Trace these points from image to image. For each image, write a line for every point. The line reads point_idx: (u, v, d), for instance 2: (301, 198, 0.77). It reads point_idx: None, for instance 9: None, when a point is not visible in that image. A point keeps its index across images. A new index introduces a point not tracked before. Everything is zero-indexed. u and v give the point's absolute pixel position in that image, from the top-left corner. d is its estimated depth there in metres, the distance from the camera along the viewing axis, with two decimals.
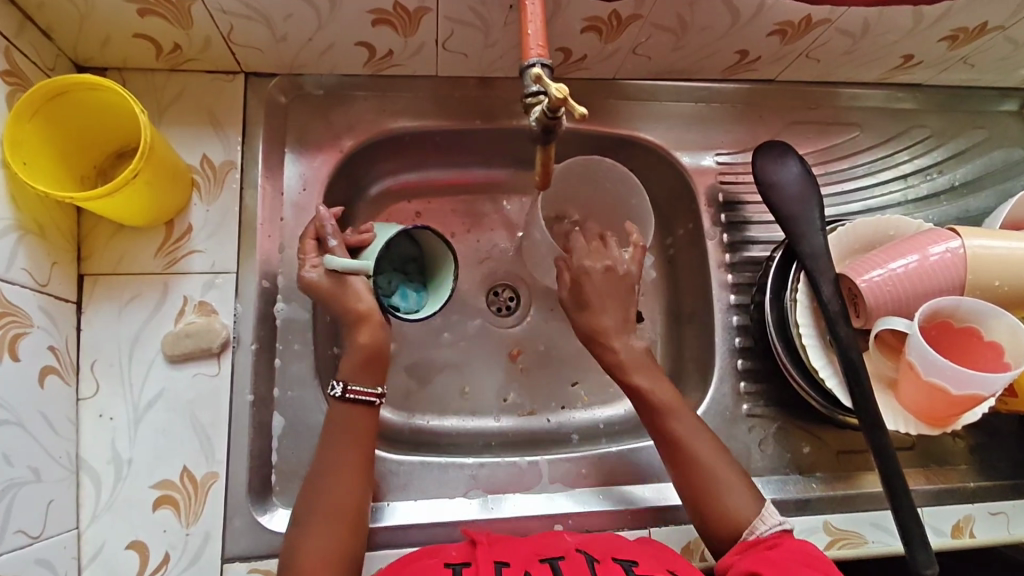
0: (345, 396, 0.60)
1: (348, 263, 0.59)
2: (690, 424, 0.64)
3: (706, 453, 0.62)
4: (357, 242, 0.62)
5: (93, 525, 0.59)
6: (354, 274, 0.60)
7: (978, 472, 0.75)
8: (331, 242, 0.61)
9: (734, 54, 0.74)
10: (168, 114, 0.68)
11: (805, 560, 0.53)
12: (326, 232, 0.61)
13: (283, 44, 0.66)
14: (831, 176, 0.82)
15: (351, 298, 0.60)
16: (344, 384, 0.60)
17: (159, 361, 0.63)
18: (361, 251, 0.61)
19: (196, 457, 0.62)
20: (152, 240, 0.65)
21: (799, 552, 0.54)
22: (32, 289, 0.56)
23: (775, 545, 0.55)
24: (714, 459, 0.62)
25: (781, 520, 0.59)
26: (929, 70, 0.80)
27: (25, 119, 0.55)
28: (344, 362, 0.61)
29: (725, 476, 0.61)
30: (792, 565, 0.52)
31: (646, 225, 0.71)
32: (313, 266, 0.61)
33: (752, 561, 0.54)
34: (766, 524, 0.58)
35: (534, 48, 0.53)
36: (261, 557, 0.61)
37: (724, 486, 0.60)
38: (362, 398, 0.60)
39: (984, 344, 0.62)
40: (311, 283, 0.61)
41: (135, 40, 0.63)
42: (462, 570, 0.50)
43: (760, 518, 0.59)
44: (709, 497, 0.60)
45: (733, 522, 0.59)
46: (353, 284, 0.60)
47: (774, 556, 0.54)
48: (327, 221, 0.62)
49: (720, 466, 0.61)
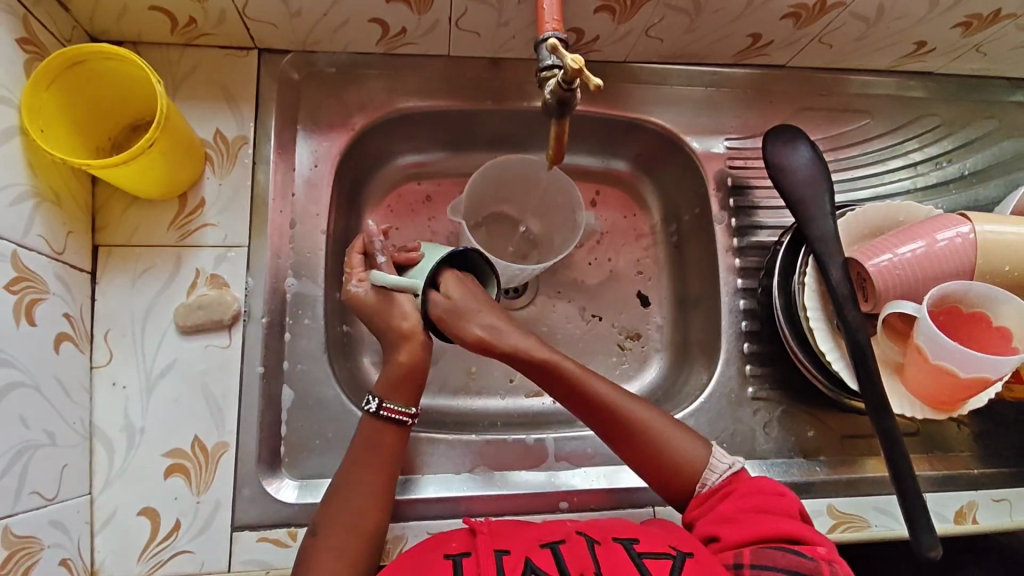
0: (378, 412, 0.61)
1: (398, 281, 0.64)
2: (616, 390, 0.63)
3: (640, 413, 0.62)
4: (404, 260, 0.66)
5: (105, 492, 0.60)
6: (401, 292, 0.65)
7: (981, 459, 0.75)
8: (380, 258, 0.65)
9: (747, 37, 0.74)
10: (182, 88, 0.69)
11: (758, 507, 0.55)
12: (375, 249, 0.65)
13: (298, 20, 0.66)
14: (840, 162, 0.81)
15: (395, 315, 0.64)
16: (379, 400, 0.62)
17: (172, 332, 0.64)
18: (409, 269, 0.66)
19: (207, 426, 0.63)
20: (165, 213, 0.66)
21: (754, 498, 0.56)
22: (48, 256, 0.57)
23: (730, 494, 0.57)
24: (650, 418, 0.62)
25: (731, 462, 0.60)
26: (942, 58, 0.80)
27: (42, 88, 0.55)
28: (380, 381, 0.64)
29: (665, 432, 0.61)
30: (749, 515, 0.54)
31: (575, 224, 0.79)
32: (359, 281, 0.66)
33: (712, 520, 0.56)
34: (716, 474, 0.59)
35: (549, 22, 0.55)
36: (270, 526, 0.62)
37: (666, 442, 0.61)
38: (395, 416, 0.61)
39: (993, 330, 0.62)
40: (355, 296, 0.65)
41: (151, 12, 0.63)
42: (463, 560, 0.49)
43: (710, 467, 0.60)
44: (655, 453, 0.61)
45: (685, 472, 0.60)
46: (400, 301, 0.65)
47: (731, 511, 0.56)
48: (376, 238, 0.65)
49: (657, 423, 0.62)
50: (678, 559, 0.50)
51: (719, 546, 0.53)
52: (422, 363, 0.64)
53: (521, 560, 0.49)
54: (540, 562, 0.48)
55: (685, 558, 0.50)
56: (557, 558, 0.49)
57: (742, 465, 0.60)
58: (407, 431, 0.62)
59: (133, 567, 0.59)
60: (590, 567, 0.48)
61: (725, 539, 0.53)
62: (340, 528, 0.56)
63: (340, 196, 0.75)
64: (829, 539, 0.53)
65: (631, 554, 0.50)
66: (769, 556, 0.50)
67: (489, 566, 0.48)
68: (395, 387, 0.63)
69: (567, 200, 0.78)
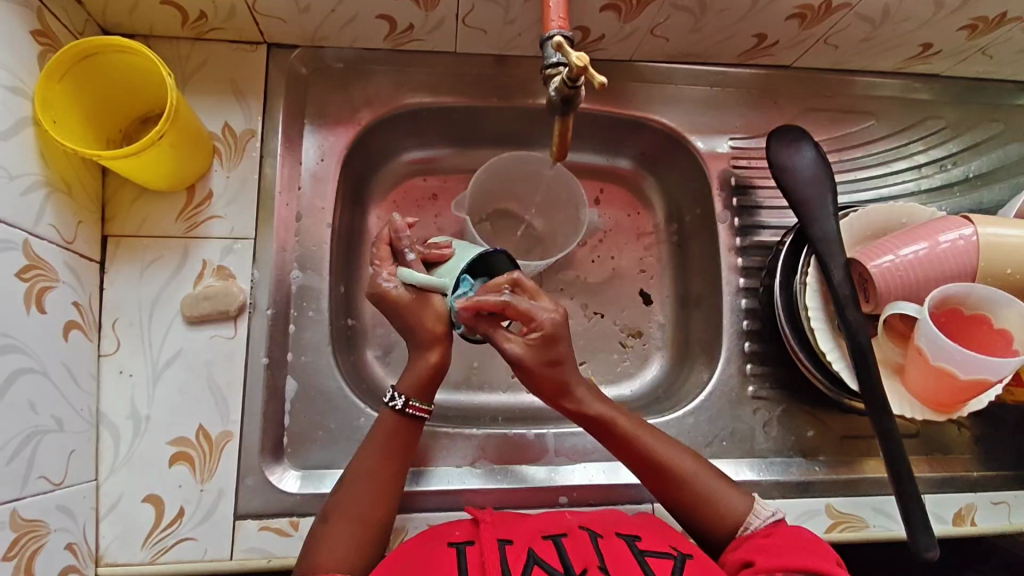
0: (403, 410, 0.61)
1: (428, 280, 0.60)
2: (666, 442, 0.63)
3: (688, 465, 0.61)
4: (435, 257, 0.62)
5: (111, 478, 0.61)
6: (431, 291, 0.61)
7: (980, 462, 0.76)
8: (410, 254, 0.61)
9: (752, 38, 0.75)
10: (191, 82, 0.69)
11: (797, 543, 0.53)
12: (403, 244, 0.61)
13: (306, 15, 0.67)
14: (844, 164, 0.82)
15: (428, 318, 0.60)
16: (405, 397, 0.61)
17: (178, 322, 0.65)
18: (439, 266, 0.62)
19: (212, 415, 0.63)
20: (173, 205, 0.67)
21: (793, 536, 0.55)
22: (58, 245, 0.58)
23: (772, 534, 0.56)
24: (697, 469, 0.61)
25: (774, 511, 0.59)
26: (948, 60, 0.80)
27: (54, 80, 0.56)
28: (405, 376, 0.62)
29: (710, 482, 0.61)
30: (785, 550, 0.53)
31: (581, 226, 0.80)
32: (388, 277, 0.61)
33: (747, 551, 0.55)
34: (760, 518, 0.59)
35: (555, 19, 0.55)
36: (273, 515, 0.62)
37: (711, 490, 0.61)
38: (417, 414, 0.61)
39: (993, 332, 0.62)
40: (385, 294, 0.60)
41: (162, 6, 0.64)
42: (466, 549, 0.50)
43: (754, 513, 0.59)
44: (701, 504, 0.60)
45: (728, 521, 0.59)
46: (434, 302, 0.61)
47: (769, 544, 0.55)
48: (404, 232, 0.62)
49: (702, 474, 0.61)
50: (679, 559, 0.51)
51: (751, 569, 0.52)
52: (450, 362, 0.63)
53: (524, 551, 0.49)
54: (544, 554, 0.49)
55: (685, 559, 0.51)
56: (559, 549, 0.50)
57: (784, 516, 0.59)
58: (422, 428, 0.63)
59: (137, 553, 0.60)
60: (594, 561, 0.48)
61: (758, 564, 0.52)
62: (348, 517, 0.56)
63: (346, 191, 0.76)
64: None
65: (634, 551, 0.51)
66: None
67: (492, 557, 0.48)
68: (421, 386, 0.61)
69: (572, 197, 0.79)
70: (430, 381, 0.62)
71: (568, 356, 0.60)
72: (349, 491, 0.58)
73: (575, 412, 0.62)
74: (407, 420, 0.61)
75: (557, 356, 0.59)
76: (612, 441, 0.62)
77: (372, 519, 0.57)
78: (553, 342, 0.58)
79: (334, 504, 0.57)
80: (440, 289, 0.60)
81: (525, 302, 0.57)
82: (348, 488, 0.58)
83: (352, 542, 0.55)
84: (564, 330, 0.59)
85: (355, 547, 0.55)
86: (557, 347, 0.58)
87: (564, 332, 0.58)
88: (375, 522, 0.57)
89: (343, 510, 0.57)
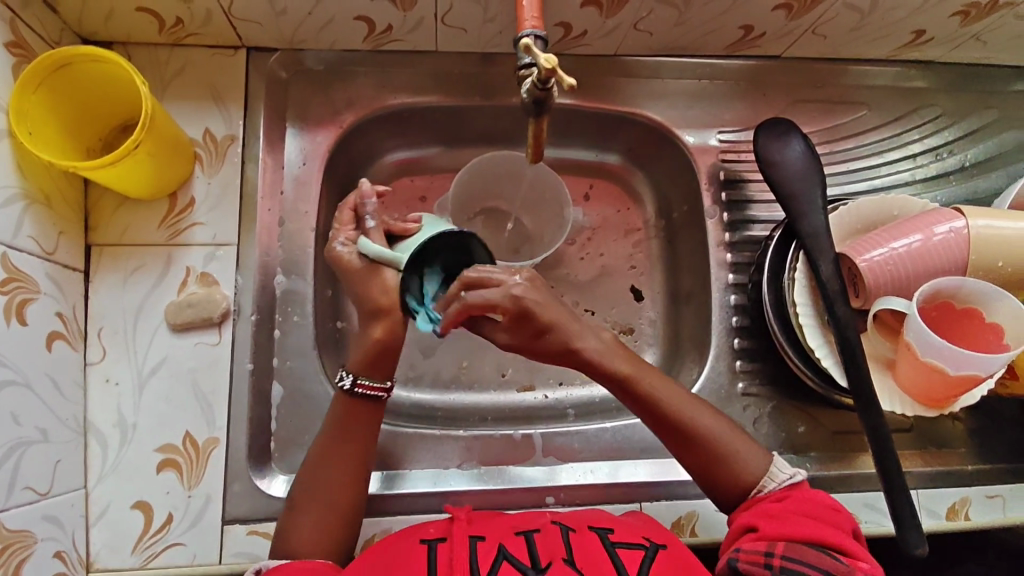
0: (353, 389, 0.59)
1: (383, 252, 0.58)
2: (682, 395, 0.60)
3: (705, 421, 0.59)
4: (398, 230, 0.59)
5: (99, 486, 0.61)
6: (385, 265, 0.58)
7: (976, 455, 0.75)
8: (370, 223, 0.60)
9: (739, 29, 0.73)
10: (170, 88, 0.69)
11: (809, 511, 0.53)
12: (366, 211, 0.60)
13: (283, 18, 0.66)
14: (835, 155, 0.80)
15: (375, 288, 0.58)
16: (354, 376, 0.59)
17: (163, 329, 0.65)
18: (400, 241, 0.59)
19: (198, 422, 0.64)
20: (156, 212, 0.67)
21: (803, 502, 0.54)
22: (38, 256, 0.58)
23: (785, 498, 0.56)
24: (715, 426, 0.59)
25: (792, 473, 0.58)
26: (942, 47, 0.78)
27: (29, 91, 0.56)
28: (354, 355, 0.60)
29: (729, 440, 0.59)
30: (794, 518, 0.53)
31: (566, 223, 0.79)
32: (346, 241, 0.61)
33: (753, 515, 0.55)
34: (775, 481, 0.57)
35: (528, 19, 0.54)
36: (260, 520, 0.63)
37: (727, 448, 0.59)
38: (370, 394, 0.59)
39: (984, 326, 0.61)
40: (338, 258, 0.61)
41: (138, 13, 0.64)
42: (438, 545, 0.49)
43: (770, 476, 0.58)
44: (718, 463, 0.58)
45: (744, 482, 0.58)
46: (383, 275, 0.58)
47: (778, 509, 0.54)
48: (369, 199, 0.60)
49: (720, 429, 0.59)
50: (651, 550, 0.51)
51: (756, 536, 0.52)
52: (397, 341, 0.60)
53: (495, 546, 0.49)
54: (514, 549, 0.49)
55: (659, 549, 0.51)
56: (530, 546, 0.49)
57: (803, 477, 0.58)
58: (382, 409, 0.61)
59: (127, 558, 0.60)
60: (561, 554, 0.48)
61: (762, 531, 0.52)
62: (315, 504, 0.56)
63: (330, 193, 0.76)
64: (872, 557, 0.50)
65: (605, 543, 0.50)
66: (801, 552, 0.49)
67: (462, 554, 0.48)
68: (370, 365, 0.59)
69: (557, 193, 0.78)
70: (379, 362, 0.60)
71: (560, 319, 0.58)
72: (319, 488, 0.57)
73: (586, 367, 0.59)
74: (361, 403, 0.60)
75: (541, 324, 0.57)
76: (631, 399, 0.59)
77: (342, 503, 0.57)
78: (527, 316, 0.57)
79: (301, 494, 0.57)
80: (393, 263, 0.58)
81: (482, 296, 0.55)
82: (315, 479, 0.58)
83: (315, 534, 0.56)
84: (532, 294, 0.57)
85: (328, 534, 0.56)
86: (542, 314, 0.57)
87: (530, 301, 0.56)
88: (349, 513, 0.57)
89: (310, 504, 0.57)
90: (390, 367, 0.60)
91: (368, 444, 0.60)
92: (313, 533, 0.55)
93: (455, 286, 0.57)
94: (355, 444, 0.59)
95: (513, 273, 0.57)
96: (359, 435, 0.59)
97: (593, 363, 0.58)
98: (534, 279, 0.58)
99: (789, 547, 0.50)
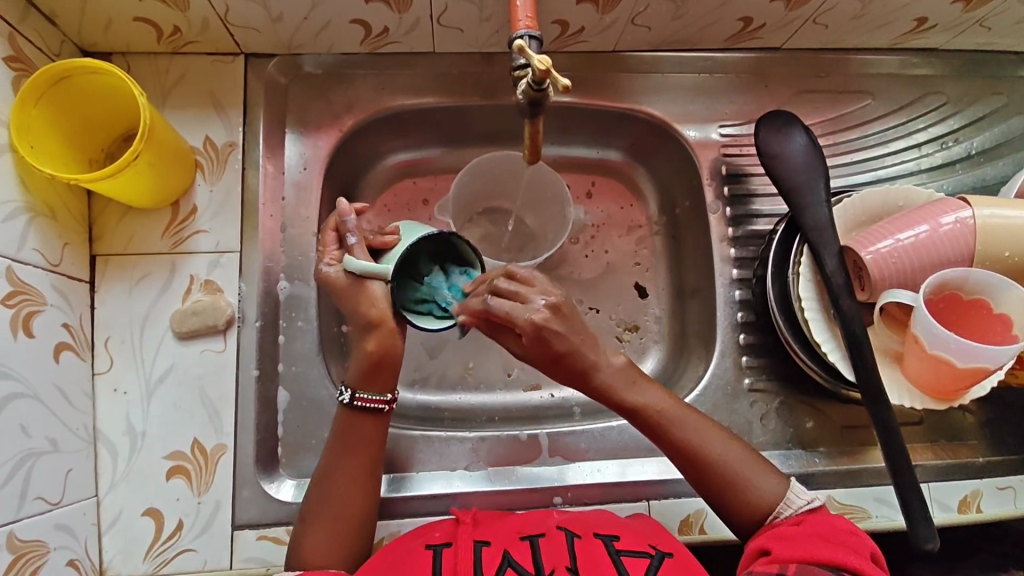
0: (353, 402, 0.60)
1: (367, 266, 0.58)
2: (695, 423, 0.59)
3: (715, 445, 0.59)
4: (380, 244, 0.60)
5: (111, 494, 0.62)
6: (372, 279, 0.59)
7: (988, 447, 0.74)
8: (351, 239, 0.59)
9: (738, 21, 0.73)
10: (170, 97, 0.69)
11: (826, 535, 0.52)
12: (347, 228, 0.60)
13: (280, 24, 0.66)
14: (840, 146, 0.79)
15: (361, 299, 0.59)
16: (353, 390, 0.60)
17: (169, 337, 0.65)
18: (384, 253, 0.59)
19: (206, 429, 0.64)
20: (159, 221, 0.67)
21: (823, 527, 0.53)
22: (44, 268, 0.58)
23: (800, 522, 0.54)
24: (727, 450, 0.59)
25: (809, 498, 0.57)
26: (946, 34, 0.77)
27: (30, 105, 0.56)
28: (352, 367, 0.60)
29: (740, 465, 0.58)
30: (809, 541, 0.51)
31: (567, 221, 0.79)
32: (332, 261, 0.61)
33: (766, 538, 0.53)
34: (790, 508, 0.56)
35: (523, 19, 0.53)
36: (269, 525, 0.63)
37: (740, 474, 0.58)
38: (370, 405, 0.60)
39: (993, 318, 0.60)
40: (327, 279, 0.61)
41: (136, 23, 0.64)
42: (443, 550, 0.50)
43: (784, 501, 0.57)
44: (731, 488, 0.58)
45: (757, 508, 0.57)
46: (371, 289, 0.59)
47: (791, 533, 0.53)
48: (348, 217, 0.59)
49: (732, 455, 0.59)
50: (656, 558, 0.50)
51: (767, 558, 0.51)
52: (394, 352, 0.60)
53: (500, 552, 0.49)
54: (518, 555, 0.49)
55: (664, 557, 0.51)
56: (534, 552, 0.49)
57: (820, 503, 0.57)
58: (386, 420, 0.61)
59: (139, 565, 0.61)
60: (564, 562, 0.48)
61: (775, 554, 0.50)
62: (324, 509, 0.57)
63: (332, 197, 0.76)
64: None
65: (610, 550, 0.50)
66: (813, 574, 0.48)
67: (466, 559, 0.48)
68: (368, 377, 0.60)
69: (557, 192, 0.78)
70: (376, 371, 0.60)
71: (580, 347, 0.56)
72: (326, 493, 0.58)
73: (600, 397, 0.59)
74: (363, 414, 0.60)
75: (559, 350, 0.56)
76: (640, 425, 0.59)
77: (351, 508, 0.58)
78: (545, 339, 0.55)
79: (313, 500, 0.58)
80: (381, 276, 0.58)
81: (507, 304, 0.55)
82: (325, 485, 0.58)
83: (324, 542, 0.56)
84: (555, 323, 0.55)
85: (339, 543, 0.56)
86: (561, 341, 0.55)
87: (550, 324, 0.55)
88: (357, 520, 0.58)
89: (319, 512, 0.57)
90: (390, 377, 0.60)
91: (376, 458, 0.60)
92: (325, 538, 0.56)
93: (484, 284, 0.57)
94: (361, 452, 0.59)
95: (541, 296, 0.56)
96: (366, 444, 0.59)
97: (605, 391, 0.58)
98: (563, 306, 0.56)
99: (802, 568, 0.48)
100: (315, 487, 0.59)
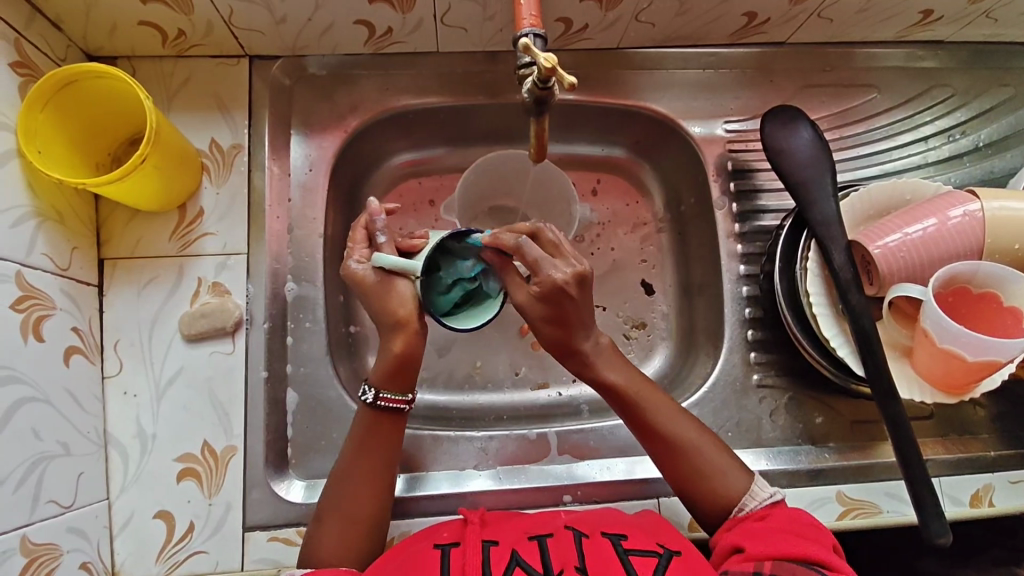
0: (375, 403, 0.59)
1: (398, 262, 0.56)
2: (666, 408, 0.61)
3: (687, 432, 0.60)
4: (408, 246, 0.60)
5: (122, 496, 0.62)
6: (401, 277, 0.57)
7: (999, 441, 0.73)
8: (382, 238, 0.59)
9: (742, 16, 0.72)
10: (176, 100, 0.70)
11: (793, 530, 0.52)
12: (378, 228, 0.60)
13: (283, 26, 0.66)
14: (845, 141, 0.79)
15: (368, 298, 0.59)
16: (376, 389, 0.59)
17: (178, 339, 0.66)
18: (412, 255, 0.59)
19: (215, 431, 0.64)
20: (166, 224, 0.67)
21: (787, 521, 0.53)
22: (53, 272, 0.59)
23: (765, 517, 0.55)
24: (698, 438, 0.60)
25: (772, 491, 0.58)
26: (951, 26, 0.76)
27: (36, 110, 0.57)
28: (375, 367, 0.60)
29: (710, 457, 0.59)
30: (777, 535, 0.51)
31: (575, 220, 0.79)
32: (360, 259, 0.60)
33: (736, 535, 0.53)
34: (755, 500, 0.57)
35: (527, 17, 0.53)
36: (280, 526, 0.63)
37: (708, 464, 0.59)
38: (391, 406, 0.59)
39: (1004, 310, 0.60)
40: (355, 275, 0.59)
41: (141, 27, 0.64)
42: (451, 550, 0.50)
43: (750, 493, 0.57)
44: (699, 477, 0.59)
45: (725, 500, 0.58)
46: (398, 288, 0.57)
47: (760, 527, 0.53)
48: (379, 217, 0.60)
49: (703, 443, 0.60)
50: (665, 556, 0.50)
51: (741, 556, 0.51)
52: (417, 351, 0.59)
53: (507, 552, 0.49)
54: (527, 555, 0.49)
55: (672, 555, 0.51)
56: (542, 550, 0.49)
57: (783, 496, 0.58)
58: (404, 420, 0.61)
59: (152, 567, 0.61)
60: (573, 562, 0.48)
61: (748, 550, 0.51)
62: (335, 509, 0.57)
63: (338, 198, 0.76)
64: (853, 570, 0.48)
65: (618, 550, 0.50)
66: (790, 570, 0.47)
67: (474, 558, 0.48)
68: (390, 376, 0.59)
69: (563, 190, 0.78)
70: (399, 371, 0.59)
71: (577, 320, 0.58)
72: (336, 494, 0.58)
73: (579, 371, 0.62)
74: (371, 414, 0.60)
75: (562, 314, 0.57)
76: (619, 409, 0.61)
77: (361, 508, 0.58)
78: (555, 299, 0.56)
79: (323, 500, 0.58)
80: (410, 272, 0.56)
81: (538, 252, 0.56)
82: (335, 486, 0.58)
83: (334, 543, 0.56)
84: (572, 289, 0.56)
85: (349, 544, 0.56)
86: (566, 306, 0.57)
87: (568, 287, 0.56)
88: (369, 521, 0.58)
89: (329, 513, 0.57)
90: (409, 377, 0.60)
91: (385, 459, 0.60)
92: (335, 538, 0.56)
93: (525, 228, 0.59)
94: (371, 451, 0.59)
95: (572, 263, 0.57)
96: (374, 444, 0.59)
97: (584, 366, 0.61)
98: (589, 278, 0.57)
99: (778, 565, 0.48)
100: (324, 488, 0.59)
